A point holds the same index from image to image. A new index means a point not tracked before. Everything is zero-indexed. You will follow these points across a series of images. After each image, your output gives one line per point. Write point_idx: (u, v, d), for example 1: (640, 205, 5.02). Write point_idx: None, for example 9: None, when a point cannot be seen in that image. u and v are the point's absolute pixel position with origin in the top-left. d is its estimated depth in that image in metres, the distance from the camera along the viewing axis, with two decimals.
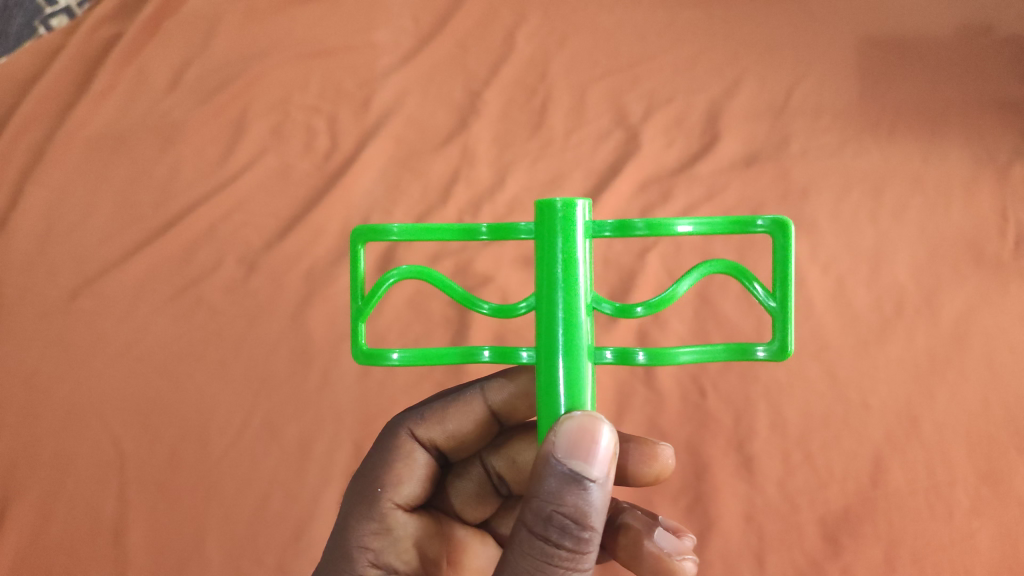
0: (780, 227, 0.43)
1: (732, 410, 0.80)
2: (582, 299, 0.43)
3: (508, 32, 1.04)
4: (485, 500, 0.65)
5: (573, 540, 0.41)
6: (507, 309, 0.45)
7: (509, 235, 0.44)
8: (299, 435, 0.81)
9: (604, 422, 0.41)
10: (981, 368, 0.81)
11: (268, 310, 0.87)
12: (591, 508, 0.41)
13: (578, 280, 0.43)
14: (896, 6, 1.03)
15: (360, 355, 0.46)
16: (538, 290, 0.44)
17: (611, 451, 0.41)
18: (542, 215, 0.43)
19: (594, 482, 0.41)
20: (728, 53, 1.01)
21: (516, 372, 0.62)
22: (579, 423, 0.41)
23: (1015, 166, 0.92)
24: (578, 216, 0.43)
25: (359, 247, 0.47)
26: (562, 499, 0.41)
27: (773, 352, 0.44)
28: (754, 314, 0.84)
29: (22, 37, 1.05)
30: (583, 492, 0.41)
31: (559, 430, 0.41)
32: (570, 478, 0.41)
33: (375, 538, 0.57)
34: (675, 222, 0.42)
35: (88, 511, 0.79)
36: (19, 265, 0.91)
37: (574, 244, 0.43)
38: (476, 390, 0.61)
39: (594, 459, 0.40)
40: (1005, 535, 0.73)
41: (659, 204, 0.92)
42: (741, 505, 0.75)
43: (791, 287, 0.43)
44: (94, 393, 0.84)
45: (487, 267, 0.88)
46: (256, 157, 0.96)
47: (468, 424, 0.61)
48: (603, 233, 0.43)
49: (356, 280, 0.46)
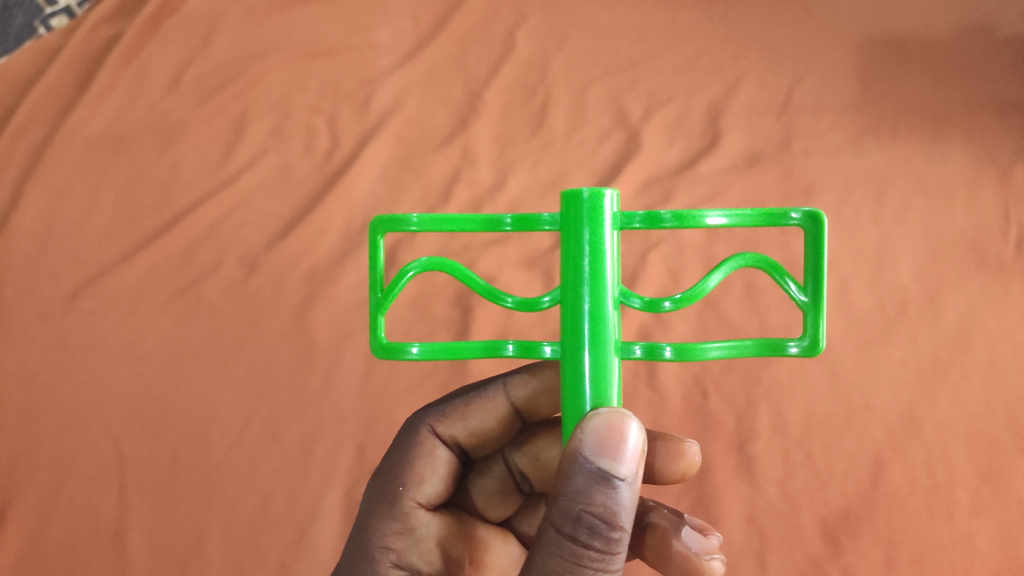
0: (814, 220, 0.43)
1: (734, 411, 0.80)
2: (609, 292, 0.43)
3: (508, 32, 1.04)
4: (508, 498, 0.65)
5: (603, 541, 0.41)
6: (530, 302, 0.45)
7: (533, 226, 0.44)
8: (301, 435, 0.81)
9: (630, 420, 0.41)
10: (982, 369, 0.81)
11: (269, 311, 0.87)
12: (619, 508, 0.41)
13: (606, 274, 0.43)
14: (896, 7, 1.04)
15: (378, 349, 0.46)
16: (564, 285, 0.44)
17: (639, 450, 0.41)
18: (569, 206, 0.43)
19: (622, 480, 0.41)
20: (728, 53, 1.01)
21: (539, 368, 0.61)
22: (607, 420, 0.41)
23: (1016, 167, 0.92)
24: (605, 207, 0.43)
25: (379, 238, 0.47)
26: (591, 498, 0.41)
27: (806, 348, 0.44)
28: (758, 314, 0.84)
29: (22, 37, 1.05)
30: (611, 491, 0.41)
31: (586, 427, 0.41)
32: (598, 476, 0.41)
33: (397, 538, 0.57)
34: (705, 214, 0.42)
35: (88, 511, 0.79)
36: (19, 265, 0.91)
37: (600, 235, 0.43)
38: (499, 386, 0.61)
39: (623, 457, 0.40)
40: (1006, 535, 0.73)
41: (661, 204, 0.92)
42: (742, 506, 0.75)
43: (824, 281, 0.43)
44: (95, 393, 0.84)
45: (489, 268, 0.88)
46: (257, 156, 0.96)
47: (491, 420, 0.61)
48: (631, 224, 0.43)
49: (375, 272, 0.47)
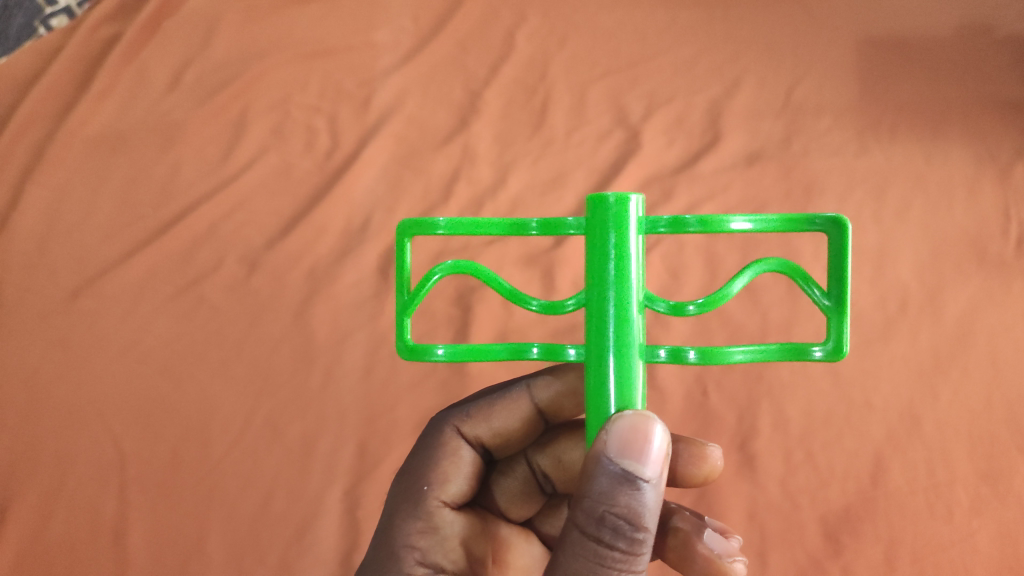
0: (838, 225, 0.43)
1: (735, 410, 0.80)
2: (634, 296, 0.43)
3: (508, 32, 1.04)
4: (530, 499, 0.65)
5: (627, 542, 0.41)
6: (555, 306, 0.45)
7: (558, 230, 0.44)
8: (301, 433, 0.81)
9: (655, 422, 0.41)
10: (982, 367, 0.81)
11: (270, 310, 0.87)
12: (644, 509, 0.41)
13: (630, 277, 0.43)
14: (896, 7, 1.04)
15: (404, 351, 0.46)
16: (588, 288, 0.44)
17: (663, 452, 0.42)
18: (594, 210, 0.43)
19: (647, 482, 0.41)
20: (728, 53, 1.02)
21: (563, 370, 0.62)
22: (631, 422, 0.41)
23: (1016, 166, 0.93)
24: (630, 211, 0.43)
25: (405, 240, 0.47)
26: (615, 499, 0.41)
27: (829, 353, 0.44)
28: (758, 312, 0.84)
29: (22, 37, 1.05)
30: (635, 492, 0.41)
31: (611, 429, 0.41)
32: (621, 477, 0.41)
33: (421, 538, 0.57)
34: (730, 220, 0.42)
35: (87, 511, 0.78)
36: (18, 265, 0.90)
37: (625, 239, 0.43)
38: (523, 388, 0.61)
39: (647, 459, 0.41)
40: (1007, 534, 0.73)
41: (661, 202, 0.92)
42: (744, 504, 0.75)
43: (848, 287, 0.44)
44: (95, 393, 0.84)
45: (489, 267, 0.88)
46: (257, 155, 0.96)
47: (515, 421, 0.61)
48: (656, 229, 0.43)
49: (401, 275, 0.47)
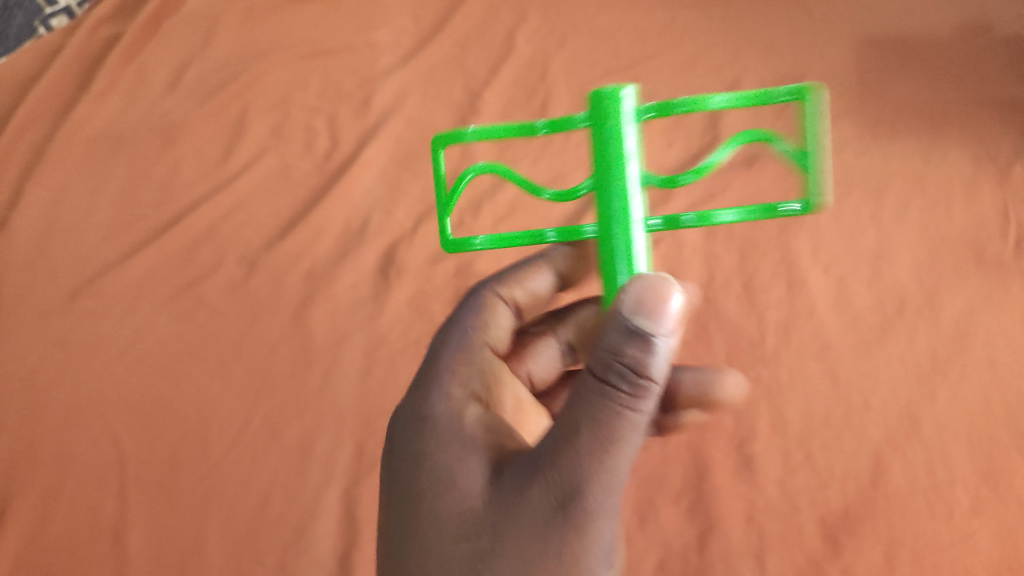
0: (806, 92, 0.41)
1: (733, 411, 0.80)
2: (630, 168, 0.42)
3: (508, 32, 1.04)
4: None
5: (632, 385, 0.36)
6: (566, 195, 0.44)
7: (565, 126, 0.42)
8: (299, 434, 0.81)
9: (674, 282, 0.37)
10: (981, 368, 0.81)
11: (269, 311, 0.87)
12: (654, 359, 0.36)
13: (627, 151, 0.42)
14: (892, 8, 1.04)
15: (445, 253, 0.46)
16: (595, 173, 0.43)
17: (682, 312, 0.37)
18: (591, 102, 0.42)
19: (662, 337, 0.36)
20: (728, 53, 1.02)
21: (578, 308, 0.64)
22: (647, 281, 0.37)
23: (1016, 165, 0.92)
24: (623, 102, 0.42)
25: (440, 148, 0.47)
26: (621, 349, 0.36)
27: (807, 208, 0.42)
28: (756, 313, 0.84)
29: (22, 37, 1.06)
30: (647, 345, 0.36)
31: (625, 289, 0.37)
32: (633, 333, 0.36)
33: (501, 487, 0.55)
34: (709, 96, 0.41)
35: (88, 510, 0.79)
36: (18, 266, 0.91)
37: (618, 117, 0.42)
38: (547, 329, 0.64)
39: (663, 317, 0.36)
40: (1005, 535, 0.73)
41: (660, 204, 0.93)
42: (743, 506, 0.75)
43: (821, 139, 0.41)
44: (95, 393, 0.84)
45: (487, 268, 0.88)
46: (257, 155, 0.96)
47: (553, 364, 0.63)
48: (645, 116, 0.42)
49: (439, 178, 0.46)
